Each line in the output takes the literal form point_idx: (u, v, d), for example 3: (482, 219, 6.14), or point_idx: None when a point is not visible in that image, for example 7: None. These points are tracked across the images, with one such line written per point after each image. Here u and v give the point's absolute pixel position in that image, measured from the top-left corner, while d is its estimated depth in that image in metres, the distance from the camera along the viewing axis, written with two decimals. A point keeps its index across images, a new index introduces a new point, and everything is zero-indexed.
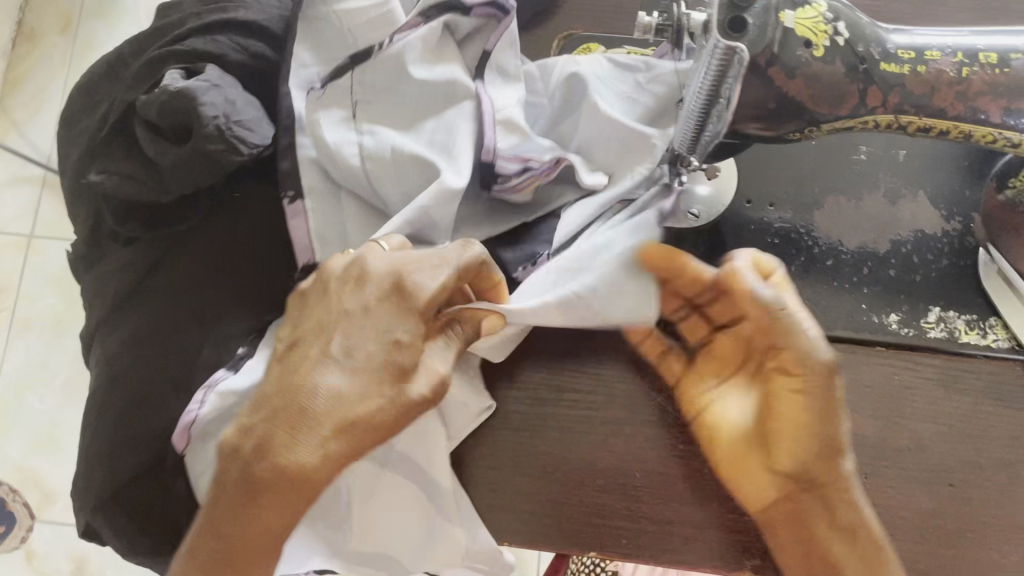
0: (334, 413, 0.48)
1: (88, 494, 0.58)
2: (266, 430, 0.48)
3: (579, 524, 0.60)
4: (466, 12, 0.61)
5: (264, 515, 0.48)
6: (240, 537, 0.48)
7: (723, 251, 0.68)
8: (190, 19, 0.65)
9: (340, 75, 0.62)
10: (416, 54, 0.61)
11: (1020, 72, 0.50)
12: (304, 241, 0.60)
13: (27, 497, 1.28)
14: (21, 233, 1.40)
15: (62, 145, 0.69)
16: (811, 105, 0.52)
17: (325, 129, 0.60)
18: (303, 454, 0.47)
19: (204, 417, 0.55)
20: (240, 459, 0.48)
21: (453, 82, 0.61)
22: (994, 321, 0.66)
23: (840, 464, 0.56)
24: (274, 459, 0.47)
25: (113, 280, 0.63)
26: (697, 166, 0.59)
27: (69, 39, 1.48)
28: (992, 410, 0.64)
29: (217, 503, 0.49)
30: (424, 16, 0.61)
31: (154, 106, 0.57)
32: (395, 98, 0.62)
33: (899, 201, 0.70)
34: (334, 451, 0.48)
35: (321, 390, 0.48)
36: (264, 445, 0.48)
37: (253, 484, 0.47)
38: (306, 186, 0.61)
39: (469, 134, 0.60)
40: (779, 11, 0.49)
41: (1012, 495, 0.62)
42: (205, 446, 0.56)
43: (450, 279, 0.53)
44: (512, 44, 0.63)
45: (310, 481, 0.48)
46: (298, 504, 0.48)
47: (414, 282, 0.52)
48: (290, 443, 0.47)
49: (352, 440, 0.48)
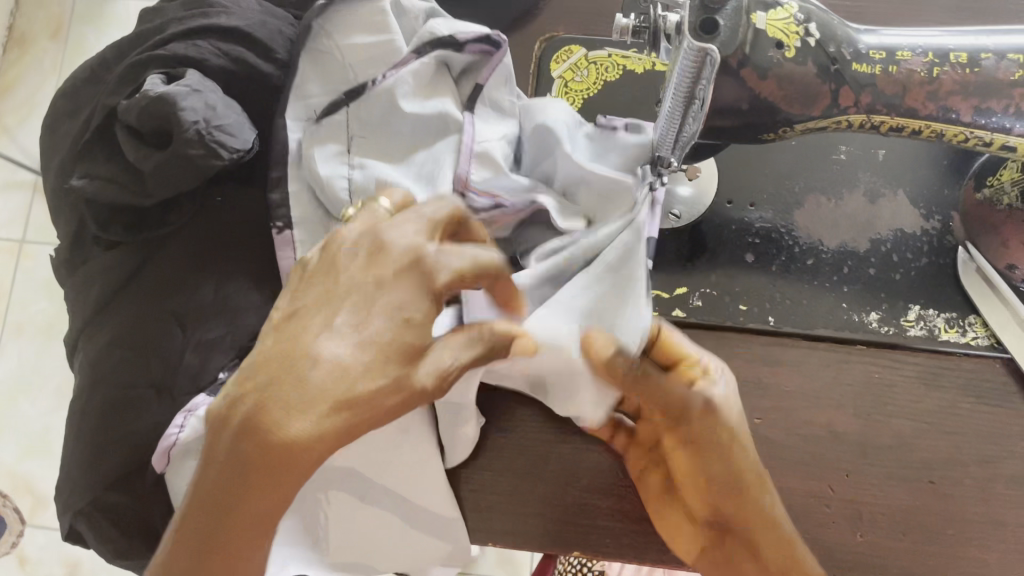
0: (329, 389, 0.43)
1: (71, 500, 0.58)
2: (253, 407, 0.42)
3: (563, 523, 0.61)
4: (458, 48, 0.63)
5: (252, 504, 0.43)
6: (230, 517, 0.44)
7: (704, 252, 0.69)
8: (172, 23, 0.65)
9: (335, 110, 0.63)
10: (407, 89, 0.63)
11: (991, 72, 0.51)
12: (290, 270, 0.60)
13: (19, 503, 1.28)
14: (12, 238, 1.40)
15: (45, 151, 0.69)
16: (784, 105, 0.52)
17: (318, 164, 0.62)
18: (298, 428, 0.42)
19: (182, 441, 0.56)
20: (225, 439, 0.43)
21: (444, 116, 0.63)
22: (973, 319, 0.67)
23: (750, 504, 0.54)
24: (260, 438, 0.42)
25: (95, 284, 0.63)
26: (675, 166, 0.60)
27: (60, 43, 1.49)
28: (971, 408, 0.65)
29: (196, 490, 0.44)
30: (417, 52, 0.63)
31: (134, 111, 0.57)
32: (390, 134, 0.64)
33: (879, 200, 0.70)
34: (335, 426, 0.43)
35: (316, 361, 0.43)
36: (251, 424, 0.42)
37: (237, 467, 0.42)
38: (295, 217, 0.62)
39: (451, 166, 0.61)
40: (751, 12, 0.50)
41: (992, 492, 0.63)
42: (184, 465, 0.56)
43: (478, 262, 0.48)
44: (505, 79, 0.65)
45: (300, 464, 0.43)
46: (294, 478, 0.43)
47: (431, 257, 0.47)
48: (283, 416, 0.42)
49: (350, 416, 0.43)
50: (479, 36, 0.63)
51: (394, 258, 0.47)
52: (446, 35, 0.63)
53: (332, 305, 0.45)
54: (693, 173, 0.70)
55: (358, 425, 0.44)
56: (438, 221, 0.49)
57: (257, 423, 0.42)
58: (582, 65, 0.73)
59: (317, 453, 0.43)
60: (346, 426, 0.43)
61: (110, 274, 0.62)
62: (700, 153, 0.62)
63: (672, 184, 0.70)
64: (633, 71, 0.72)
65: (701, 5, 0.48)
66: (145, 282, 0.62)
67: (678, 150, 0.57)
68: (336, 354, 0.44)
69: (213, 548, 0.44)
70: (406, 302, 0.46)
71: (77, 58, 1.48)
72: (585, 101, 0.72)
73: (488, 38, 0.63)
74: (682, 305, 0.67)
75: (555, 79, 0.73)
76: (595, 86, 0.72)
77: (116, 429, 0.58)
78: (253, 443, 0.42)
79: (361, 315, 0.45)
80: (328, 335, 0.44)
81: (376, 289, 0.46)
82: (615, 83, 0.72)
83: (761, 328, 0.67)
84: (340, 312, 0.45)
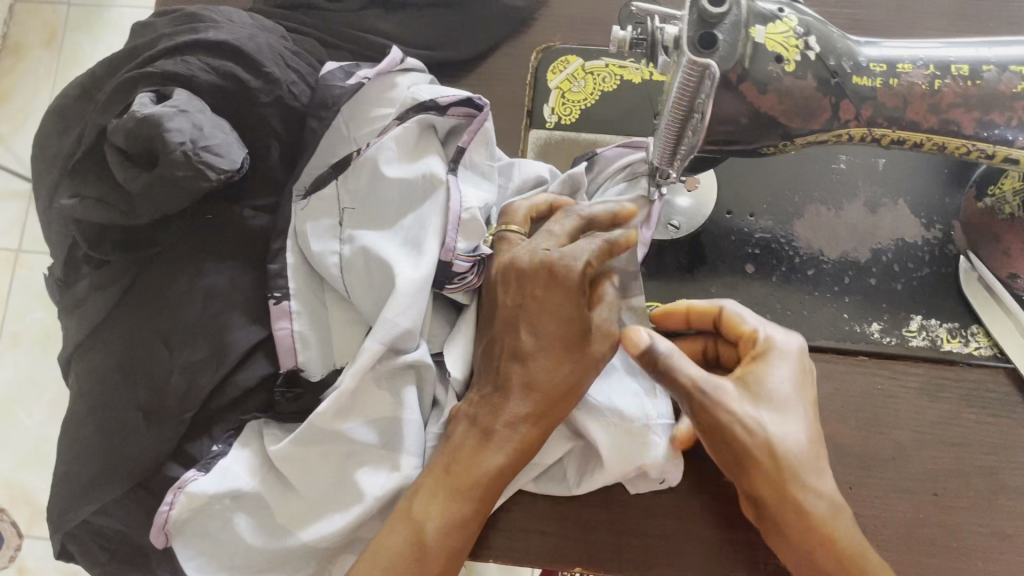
0: (540, 380, 0.56)
1: (61, 520, 0.58)
2: (485, 410, 0.57)
3: (564, 538, 0.61)
4: (440, 111, 0.64)
5: (492, 482, 0.55)
6: (460, 510, 0.54)
7: (702, 262, 0.68)
8: (162, 39, 0.64)
9: (324, 185, 0.64)
10: (391, 155, 0.63)
11: (992, 84, 0.50)
12: (287, 344, 0.60)
13: (16, 516, 1.27)
14: (8, 248, 1.40)
15: (36, 168, 0.68)
16: (783, 120, 0.52)
17: (311, 239, 0.62)
18: (514, 410, 0.56)
19: (175, 516, 0.56)
20: (464, 435, 0.56)
21: (427, 179, 0.62)
22: (975, 329, 0.66)
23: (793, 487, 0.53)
24: (499, 434, 0.55)
25: (88, 305, 0.63)
26: (675, 177, 0.59)
27: (54, 51, 1.48)
28: (973, 418, 0.64)
29: (437, 498, 0.54)
30: (400, 118, 0.64)
31: (121, 132, 0.57)
32: (376, 202, 0.63)
33: (879, 210, 0.69)
34: (531, 416, 0.56)
35: (523, 356, 0.57)
36: (486, 425, 0.56)
37: (487, 461, 0.55)
38: (293, 288, 0.62)
39: (437, 229, 0.60)
40: (749, 26, 0.49)
41: (996, 503, 0.62)
42: (181, 532, 0.57)
43: (598, 246, 0.59)
44: (485, 143, 0.65)
45: (527, 442, 0.56)
46: (514, 464, 0.56)
47: (564, 264, 0.58)
48: (499, 413, 0.56)
49: (557, 393, 0.56)
50: (462, 99, 0.64)
51: (535, 271, 0.59)
52: (428, 98, 0.64)
53: (514, 320, 0.58)
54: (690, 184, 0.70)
55: (566, 398, 0.57)
56: (566, 237, 0.61)
57: (492, 429, 0.55)
58: (579, 74, 0.72)
59: (536, 426, 0.56)
60: (551, 401, 0.56)
61: (105, 293, 0.62)
62: (700, 163, 0.62)
63: (670, 195, 0.69)
64: (630, 81, 0.72)
65: (700, 20, 0.47)
66: (135, 302, 0.61)
67: (676, 161, 0.56)
68: (534, 352, 0.57)
69: (465, 531, 0.54)
70: (566, 301, 0.58)
71: (71, 65, 1.48)
72: (582, 111, 0.71)
73: (470, 101, 0.64)
74: None
75: (551, 89, 0.72)
76: (592, 96, 0.72)
77: (116, 451, 0.59)
78: (495, 439, 0.55)
79: (539, 321, 0.58)
80: (522, 343, 0.58)
81: (539, 297, 0.58)
82: (611, 93, 0.72)
83: None
84: (528, 330, 0.58)
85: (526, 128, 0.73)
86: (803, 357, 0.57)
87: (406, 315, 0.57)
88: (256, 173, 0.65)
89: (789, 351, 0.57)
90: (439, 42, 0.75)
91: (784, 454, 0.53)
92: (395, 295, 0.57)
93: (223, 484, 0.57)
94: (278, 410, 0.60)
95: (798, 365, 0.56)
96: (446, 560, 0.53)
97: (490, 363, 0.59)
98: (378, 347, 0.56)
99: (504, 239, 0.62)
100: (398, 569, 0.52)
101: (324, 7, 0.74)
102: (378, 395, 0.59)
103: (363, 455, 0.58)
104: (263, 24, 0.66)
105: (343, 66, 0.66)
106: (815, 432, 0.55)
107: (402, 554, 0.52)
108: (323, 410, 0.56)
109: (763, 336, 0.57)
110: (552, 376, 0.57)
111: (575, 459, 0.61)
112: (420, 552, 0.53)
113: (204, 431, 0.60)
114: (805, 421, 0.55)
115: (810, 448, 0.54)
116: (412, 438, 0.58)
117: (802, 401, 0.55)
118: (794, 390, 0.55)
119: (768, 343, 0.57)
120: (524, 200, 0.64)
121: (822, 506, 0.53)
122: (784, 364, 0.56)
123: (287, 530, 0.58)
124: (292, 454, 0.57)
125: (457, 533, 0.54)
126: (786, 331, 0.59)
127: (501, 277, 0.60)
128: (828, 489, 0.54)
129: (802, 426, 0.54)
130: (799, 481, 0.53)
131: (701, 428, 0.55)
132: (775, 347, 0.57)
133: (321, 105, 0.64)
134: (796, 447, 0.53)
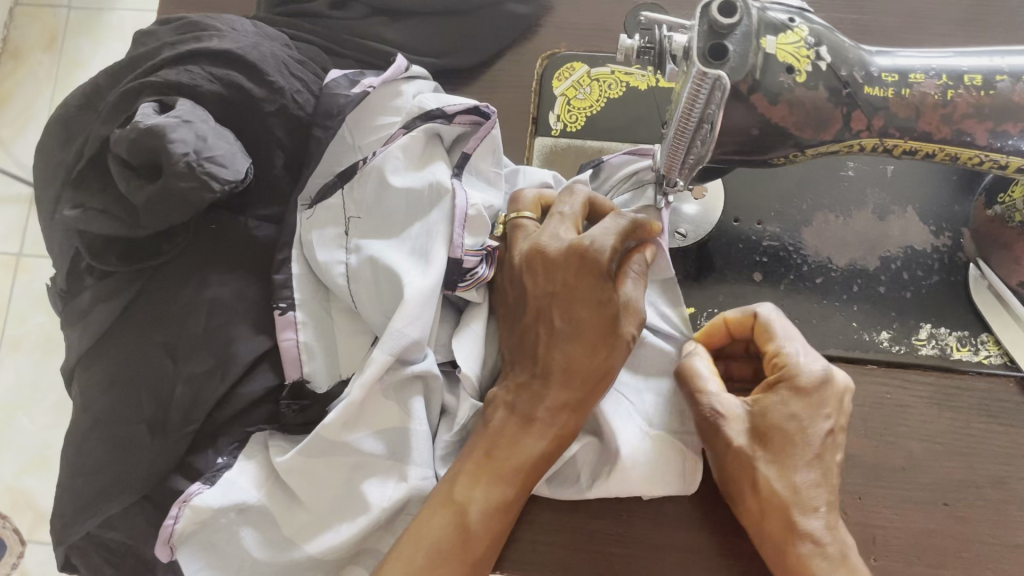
0: (579, 365, 0.56)
1: (64, 534, 0.58)
2: (522, 396, 0.57)
3: (573, 549, 0.60)
4: (447, 120, 0.64)
5: (533, 468, 0.55)
6: (502, 493, 0.54)
7: (710, 270, 0.68)
8: (165, 48, 0.63)
9: (329, 195, 0.63)
10: (398, 163, 0.62)
11: (1006, 94, 0.50)
12: (292, 355, 0.60)
13: (18, 523, 1.26)
14: (9, 252, 1.40)
15: (39, 179, 0.68)
16: (794, 131, 0.51)
17: (317, 249, 0.61)
18: (553, 397, 0.56)
19: (180, 530, 0.55)
20: (503, 421, 0.56)
21: (434, 189, 0.61)
22: (985, 337, 0.65)
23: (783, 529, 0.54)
24: (540, 422, 0.55)
25: (90, 316, 0.62)
26: (683, 184, 0.58)
27: (54, 56, 1.48)
28: (985, 427, 0.64)
29: (479, 484, 0.54)
30: (407, 127, 0.63)
31: (123, 142, 0.56)
32: (382, 210, 0.62)
33: (888, 217, 0.69)
34: (571, 400, 0.56)
35: (559, 342, 0.57)
36: (525, 412, 0.56)
37: (527, 448, 0.55)
38: (299, 299, 0.61)
39: (444, 237, 0.60)
40: (760, 37, 0.48)
41: (1008, 514, 0.61)
42: (185, 548, 0.56)
43: (624, 226, 0.58)
44: (492, 151, 0.64)
45: (567, 428, 0.56)
46: (554, 447, 0.56)
47: (594, 248, 0.57)
48: (541, 396, 0.56)
49: (596, 377, 0.56)
50: (470, 108, 0.64)
51: (563, 257, 0.58)
52: (435, 108, 0.64)
53: (545, 308, 0.58)
54: (697, 192, 0.69)
55: (604, 382, 0.57)
56: (578, 215, 0.60)
57: (533, 416, 0.55)
58: (584, 82, 0.72)
59: (575, 411, 0.56)
60: (591, 385, 0.56)
61: (110, 304, 0.61)
62: (705, 174, 0.61)
63: (676, 203, 0.69)
64: (636, 88, 0.71)
65: (709, 30, 0.46)
66: (139, 314, 0.61)
67: (685, 170, 0.55)
68: (566, 338, 0.57)
69: (507, 514, 0.54)
70: (599, 287, 0.57)
71: (71, 70, 1.47)
72: (587, 118, 0.71)
73: (477, 109, 0.64)
74: (690, 326, 0.66)
75: (556, 96, 0.72)
76: (598, 103, 0.71)
77: (121, 464, 0.58)
78: (537, 427, 0.55)
79: (574, 306, 0.57)
80: (557, 329, 0.57)
81: (572, 285, 0.57)
82: (617, 100, 0.71)
83: None
84: (562, 316, 0.57)
85: (532, 136, 0.72)
86: (826, 385, 0.56)
87: (414, 326, 0.56)
88: (261, 182, 0.64)
89: (809, 379, 0.55)
90: (443, 50, 0.74)
91: (772, 490, 0.54)
92: (404, 305, 0.56)
93: (228, 497, 0.56)
94: (284, 422, 0.60)
95: (810, 395, 0.56)
96: (489, 543, 0.54)
97: (525, 350, 0.58)
98: (386, 358, 0.56)
99: (518, 227, 0.62)
100: (440, 552, 0.52)
101: (328, 15, 0.73)
102: (385, 405, 0.58)
103: (370, 465, 0.58)
104: (266, 33, 0.66)
105: (347, 74, 0.66)
106: (823, 465, 0.55)
107: (445, 537, 0.53)
108: (329, 420, 0.55)
109: (783, 361, 0.57)
110: (592, 362, 0.56)
111: (588, 462, 0.60)
112: (464, 536, 0.53)
113: (209, 443, 0.59)
114: (808, 459, 0.55)
115: (804, 485, 0.54)
116: (420, 448, 0.58)
117: (808, 434, 0.55)
118: (800, 423, 0.55)
119: (784, 371, 0.57)
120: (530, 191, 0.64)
121: (803, 548, 0.53)
122: (794, 395, 0.56)
123: (293, 542, 0.57)
124: (299, 464, 0.56)
125: (499, 515, 0.54)
126: (811, 352, 0.58)
127: (527, 265, 0.59)
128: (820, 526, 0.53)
129: (803, 463, 0.54)
130: (785, 521, 0.54)
131: (710, 450, 0.58)
132: (800, 376, 0.56)
133: (327, 114, 0.64)
134: (786, 483, 0.54)
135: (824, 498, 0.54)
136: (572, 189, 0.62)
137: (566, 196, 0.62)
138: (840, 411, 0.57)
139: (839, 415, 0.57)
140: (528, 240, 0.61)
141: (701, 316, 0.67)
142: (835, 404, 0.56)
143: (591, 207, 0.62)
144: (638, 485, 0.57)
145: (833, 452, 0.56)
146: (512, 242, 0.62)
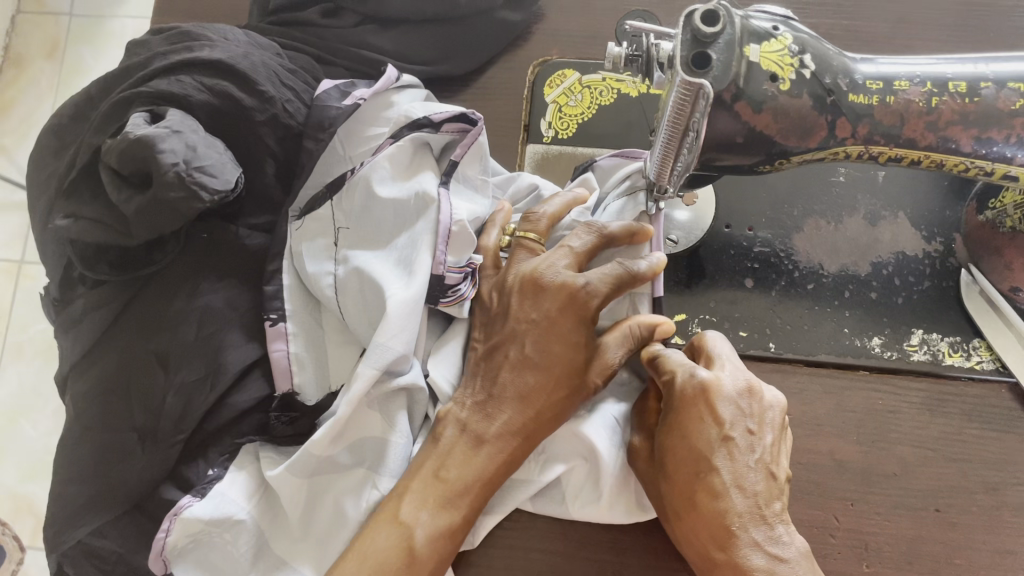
0: (535, 393, 0.56)
1: (58, 541, 0.58)
2: (478, 416, 0.57)
3: (567, 556, 0.60)
4: (434, 127, 0.64)
5: (482, 486, 0.55)
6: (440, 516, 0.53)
7: (702, 277, 0.68)
8: (157, 58, 0.64)
9: (318, 206, 0.63)
10: (385, 173, 0.62)
11: (991, 101, 0.50)
12: (284, 366, 0.60)
13: (20, 527, 1.26)
14: (12, 258, 1.40)
15: (33, 189, 0.68)
16: (779, 138, 0.52)
17: (307, 260, 0.62)
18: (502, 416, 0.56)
19: (172, 544, 0.55)
20: (453, 441, 0.56)
21: (419, 198, 0.61)
22: (977, 342, 0.65)
23: (709, 550, 0.52)
24: (490, 444, 0.55)
25: (82, 325, 0.62)
26: (674, 191, 0.58)
27: (56, 64, 1.49)
28: (977, 433, 0.63)
29: (428, 505, 0.53)
30: (393, 137, 0.63)
31: (115, 153, 0.56)
32: (372, 224, 0.63)
33: (879, 222, 0.69)
34: (514, 420, 0.56)
35: (523, 370, 0.57)
36: (477, 432, 0.56)
37: (478, 468, 0.55)
38: (289, 310, 0.61)
39: (428, 247, 0.60)
40: (743, 45, 0.48)
41: (1000, 519, 0.61)
42: (182, 563, 0.56)
43: (619, 272, 0.59)
44: (479, 158, 0.65)
45: (517, 452, 0.56)
46: (512, 463, 0.56)
47: (586, 291, 0.58)
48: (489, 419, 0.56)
49: (543, 420, 0.56)
50: (455, 114, 0.64)
51: (554, 290, 0.58)
52: (421, 116, 0.64)
53: (518, 331, 0.58)
54: (689, 198, 0.70)
55: (561, 417, 0.57)
56: (583, 255, 0.60)
57: (485, 436, 0.55)
58: (576, 89, 0.72)
59: (525, 441, 0.56)
60: (543, 423, 0.56)
61: (99, 312, 0.62)
62: (694, 180, 0.61)
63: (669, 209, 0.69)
64: (628, 94, 0.72)
65: (693, 39, 0.47)
66: (130, 322, 0.61)
67: (674, 177, 0.55)
68: (533, 365, 0.57)
69: (452, 539, 0.54)
70: (576, 330, 0.58)
71: (72, 78, 1.48)
72: (579, 125, 0.71)
73: (464, 116, 0.64)
74: (682, 332, 0.66)
75: (548, 103, 0.73)
76: (589, 110, 0.71)
77: (110, 472, 0.58)
78: (486, 448, 0.55)
79: (550, 340, 0.58)
80: (525, 355, 0.58)
81: (553, 319, 0.58)
82: (608, 107, 0.71)
83: (760, 353, 0.66)
84: (533, 344, 0.58)
85: (524, 143, 0.73)
86: (695, 392, 0.55)
87: (398, 339, 0.56)
88: (253, 192, 0.65)
89: (685, 383, 0.55)
90: (434, 57, 0.75)
91: (702, 508, 0.53)
92: (387, 318, 0.56)
93: (217, 510, 0.56)
94: (274, 434, 0.59)
95: (698, 396, 0.55)
96: (435, 564, 0.53)
97: (488, 373, 0.58)
98: (372, 372, 0.55)
99: (522, 246, 0.62)
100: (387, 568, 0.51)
101: (319, 23, 0.73)
102: (368, 417, 0.58)
103: (350, 480, 0.57)
104: (258, 44, 0.66)
105: (339, 85, 0.66)
106: (711, 475, 0.53)
107: (391, 555, 0.52)
108: (317, 437, 0.55)
109: (672, 371, 0.56)
110: (549, 401, 0.56)
111: (578, 480, 0.58)
112: (410, 559, 0.52)
113: (200, 454, 0.59)
114: (714, 469, 0.53)
115: (718, 503, 0.52)
116: (396, 458, 0.58)
117: (702, 445, 0.54)
118: (692, 444, 0.54)
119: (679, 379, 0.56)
120: (547, 205, 0.63)
121: (726, 569, 0.51)
122: (690, 403, 0.55)
123: (284, 562, 0.57)
124: (288, 482, 0.56)
125: (445, 542, 0.53)
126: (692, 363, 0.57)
127: (520, 286, 0.60)
128: (750, 542, 0.51)
129: (712, 476, 0.53)
130: (712, 539, 0.52)
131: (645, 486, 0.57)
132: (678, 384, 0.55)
133: (318, 126, 0.64)
134: (673, 510, 0.54)
135: (740, 506, 0.52)
136: (589, 224, 0.61)
137: (578, 231, 0.61)
138: (734, 416, 0.55)
139: (743, 421, 0.55)
140: (525, 264, 0.61)
141: (692, 319, 0.67)
142: (720, 411, 0.54)
143: (607, 244, 0.61)
144: (627, 518, 0.58)
145: (739, 452, 0.54)
146: (514, 260, 0.62)
